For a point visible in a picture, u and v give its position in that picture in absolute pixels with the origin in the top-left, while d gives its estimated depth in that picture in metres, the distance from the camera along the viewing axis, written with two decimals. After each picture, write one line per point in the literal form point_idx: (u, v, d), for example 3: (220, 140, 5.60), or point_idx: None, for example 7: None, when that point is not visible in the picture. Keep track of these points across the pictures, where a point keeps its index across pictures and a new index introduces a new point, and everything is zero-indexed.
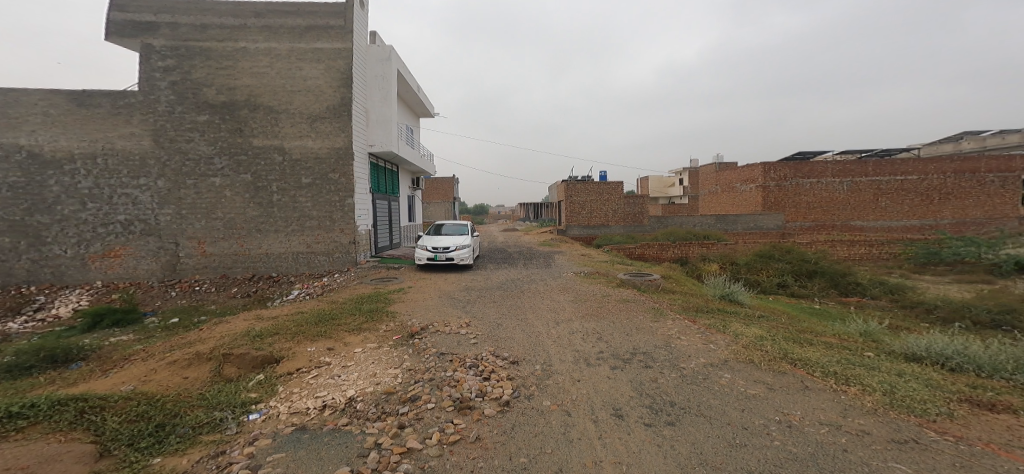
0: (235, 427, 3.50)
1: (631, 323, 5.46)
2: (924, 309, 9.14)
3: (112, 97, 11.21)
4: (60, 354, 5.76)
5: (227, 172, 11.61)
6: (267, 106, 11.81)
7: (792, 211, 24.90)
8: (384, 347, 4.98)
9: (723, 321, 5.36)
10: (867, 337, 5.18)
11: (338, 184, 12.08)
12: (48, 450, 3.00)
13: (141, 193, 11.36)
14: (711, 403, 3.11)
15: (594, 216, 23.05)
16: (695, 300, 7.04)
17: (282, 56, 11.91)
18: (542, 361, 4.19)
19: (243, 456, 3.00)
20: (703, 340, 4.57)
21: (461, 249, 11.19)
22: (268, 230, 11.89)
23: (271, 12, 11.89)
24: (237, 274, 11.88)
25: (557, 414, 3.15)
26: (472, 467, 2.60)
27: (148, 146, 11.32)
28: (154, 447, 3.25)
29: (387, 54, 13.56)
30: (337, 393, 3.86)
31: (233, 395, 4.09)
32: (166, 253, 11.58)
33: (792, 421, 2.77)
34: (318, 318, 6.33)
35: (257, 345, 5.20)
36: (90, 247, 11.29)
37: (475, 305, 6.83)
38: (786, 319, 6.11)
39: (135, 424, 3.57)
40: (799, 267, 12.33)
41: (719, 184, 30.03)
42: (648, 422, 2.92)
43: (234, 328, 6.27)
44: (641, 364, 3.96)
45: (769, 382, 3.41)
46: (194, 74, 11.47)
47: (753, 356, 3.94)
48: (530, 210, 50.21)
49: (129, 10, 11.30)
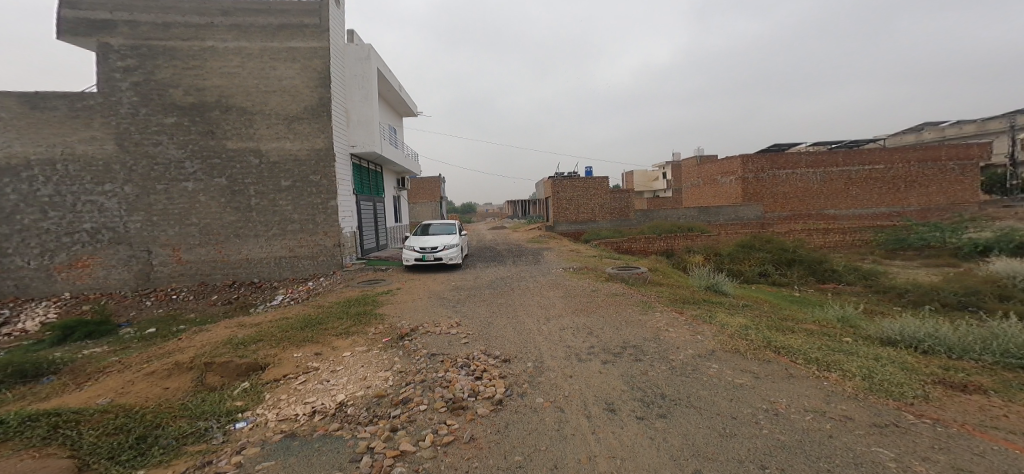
0: (222, 437, 3.43)
1: (621, 317, 5.52)
2: (896, 294, 9.55)
3: (69, 99, 10.57)
4: (29, 369, 5.47)
5: (199, 176, 11.15)
6: (239, 106, 11.34)
7: (771, 201, 25.50)
8: (373, 350, 4.91)
9: (709, 312, 5.49)
10: (844, 323, 5.38)
11: (320, 186, 11.78)
12: (22, 466, 2.89)
13: (107, 200, 10.82)
14: (701, 393, 3.18)
15: (581, 212, 23.16)
16: (682, 292, 7.16)
17: (253, 56, 11.42)
18: (533, 358, 4.20)
19: (230, 466, 2.95)
20: (691, 331, 4.66)
21: (449, 248, 11.08)
22: (247, 235, 11.53)
23: (240, 10, 11.34)
24: (216, 281, 11.51)
25: (550, 411, 3.17)
26: (467, 468, 2.60)
27: (112, 150, 10.75)
28: (135, 460, 3.17)
29: (366, 52, 13.17)
30: (326, 398, 3.79)
31: (217, 404, 3.98)
32: (138, 261, 11.11)
33: (779, 409, 2.85)
34: (304, 323, 6.18)
35: (241, 353, 5.05)
36: (54, 258, 10.72)
37: (466, 305, 6.78)
38: (768, 308, 6.31)
39: (115, 438, 3.48)
40: (778, 256, 12.71)
41: (701, 176, 30.54)
42: (640, 416, 2.97)
43: (216, 336, 6.09)
44: (632, 358, 4.02)
45: (755, 371, 3.50)
46: (159, 74, 10.91)
47: (740, 346, 4.05)
48: (517, 206, 50.32)
49: (81, 8, 10.59)
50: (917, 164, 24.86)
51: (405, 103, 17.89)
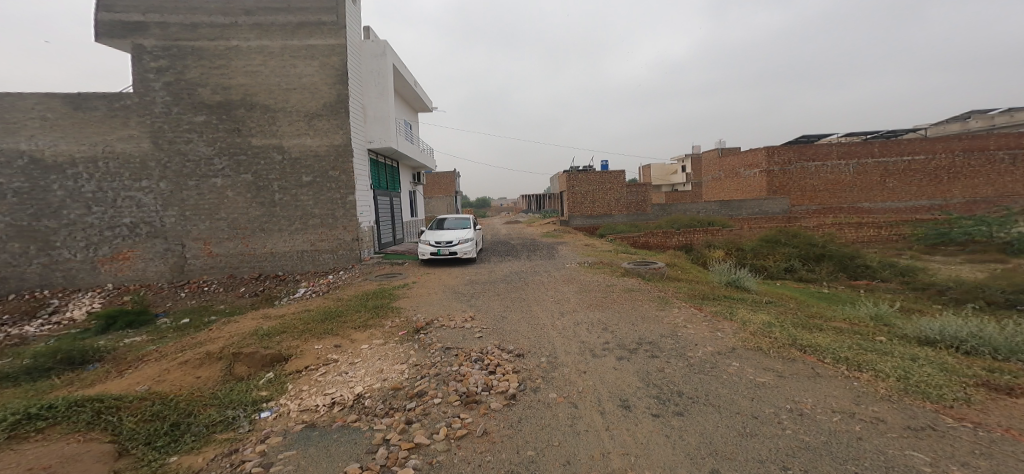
0: (247, 425, 3.59)
1: (636, 312, 5.42)
2: (936, 292, 8.93)
3: (108, 99, 11.29)
4: (76, 356, 5.85)
5: (227, 172, 11.71)
6: (263, 104, 11.85)
7: (798, 195, 24.50)
8: (390, 343, 4.99)
9: (730, 308, 5.31)
10: (878, 321, 5.09)
11: (339, 181, 12.14)
12: (68, 451, 3.15)
13: (144, 196, 11.50)
14: (720, 392, 3.06)
15: (597, 206, 22.87)
16: (700, 287, 6.97)
17: (275, 54, 11.91)
18: (547, 353, 4.17)
19: (255, 454, 3.08)
20: (710, 328, 4.51)
21: (464, 242, 11.16)
22: (272, 229, 12.00)
23: (261, 10, 11.84)
24: (244, 274, 12.02)
25: (563, 407, 3.14)
26: (481, 462, 2.62)
27: (147, 148, 11.43)
28: (169, 447, 3.40)
29: (382, 49, 13.47)
30: (345, 389, 3.88)
31: (243, 394, 4.15)
32: (173, 254, 11.74)
33: (804, 409, 2.71)
34: (324, 316, 6.37)
35: (266, 344, 5.24)
36: (98, 250, 11.48)
37: (479, 299, 6.82)
38: (794, 305, 6.04)
39: (151, 424, 3.72)
40: (806, 252, 12.19)
41: (722, 170, 29.62)
42: (656, 413, 2.89)
43: (243, 328, 6.36)
44: (648, 354, 3.93)
45: (779, 370, 3.35)
46: (188, 74, 11.51)
47: (762, 343, 3.89)
48: (532, 201, 50.19)
49: (116, 11, 11.25)
50: (962, 154, 23.23)
51: (420, 99, 18.22)
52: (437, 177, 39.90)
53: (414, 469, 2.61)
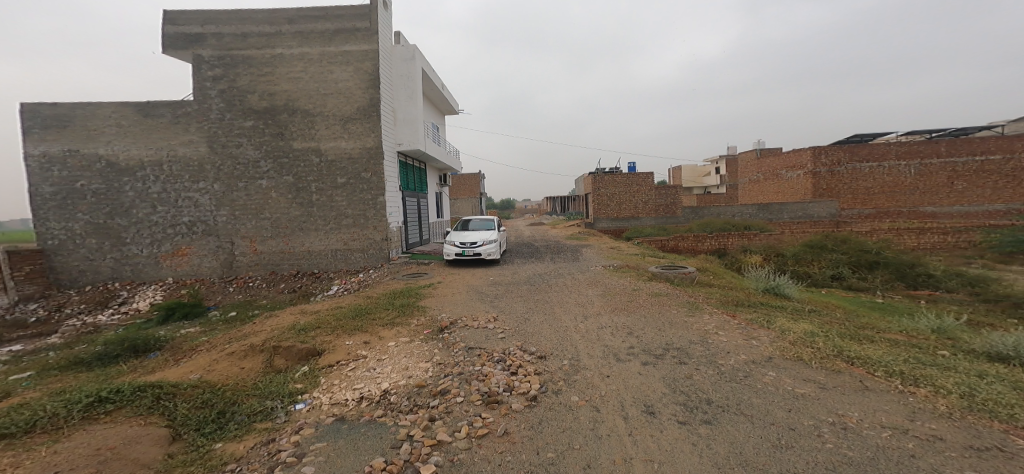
0: (284, 416, 3.79)
1: (663, 317, 5.18)
2: (1010, 305, 7.95)
3: (173, 107, 12.28)
4: (140, 344, 6.43)
5: (272, 174, 12.49)
6: (303, 109, 12.52)
7: (848, 198, 22.71)
8: (415, 341, 5.09)
9: (766, 317, 4.93)
10: (941, 334, 4.55)
11: (371, 183, 12.63)
12: (131, 433, 3.48)
13: (201, 196, 12.42)
14: (754, 401, 2.86)
15: (623, 209, 22.08)
16: (733, 293, 6.57)
17: (314, 60, 12.56)
18: (570, 356, 4.08)
19: (289, 444, 3.24)
20: (744, 335, 4.24)
21: (488, 243, 11.26)
22: (309, 228, 12.69)
23: (302, 18, 12.56)
24: (284, 271, 12.79)
25: (585, 410, 3.05)
26: (500, 461, 2.60)
27: (204, 152, 12.33)
28: (216, 433, 3.66)
29: (411, 53, 13.99)
30: (372, 385, 4.00)
31: (281, 385, 4.39)
32: (223, 251, 12.63)
33: (848, 423, 2.47)
34: (355, 313, 6.59)
35: (302, 338, 5.51)
36: (161, 247, 12.50)
37: (503, 300, 6.81)
38: (841, 314, 5.58)
39: (201, 411, 4.03)
40: (857, 258, 11.37)
41: (761, 171, 27.82)
42: (682, 420, 2.75)
43: (282, 322, 6.71)
44: (675, 360, 3.76)
45: (821, 381, 3.08)
46: (240, 82, 12.33)
47: (803, 353, 3.59)
48: (556, 203, 49.62)
49: (179, 24, 12.24)
50: None
51: (447, 101, 18.68)
52: (462, 178, 40.36)
53: (435, 465, 2.63)
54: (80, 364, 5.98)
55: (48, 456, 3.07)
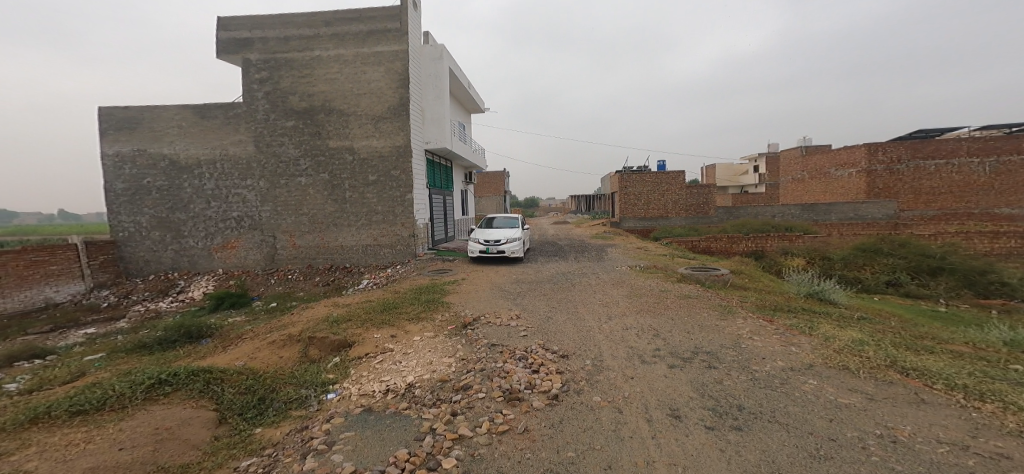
0: (317, 405, 3.97)
1: (692, 320, 4.95)
2: None
3: (225, 109, 13.11)
4: (194, 331, 6.97)
5: (310, 172, 13.09)
6: (338, 109, 12.96)
7: (908, 198, 20.72)
8: (439, 337, 5.17)
9: (809, 323, 4.59)
10: (1015, 346, 4.04)
11: (400, 180, 12.97)
12: (184, 416, 3.79)
13: (248, 193, 13.26)
14: (790, 410, 2.67)
15: (651, 209, 21.34)
16: (771, 297, 6.22)
17: (349, 61, 12.93)
18: (593, 356, 3.98)
19: (321, 432, 3.38)
20: (782, 341, 3.96)
21: (511, 242, 11.25)
22: (343, 224, 13.22)
23: (338, 20, 12.94)
24: (319, 264, 13.40)
25: (607, 411, 2.97)
26: (519, 458, 2.57)
27: (252, 151, 13.12)
28: (256, 419, 3.90)
29: (439, 53, 14.09)
30: (398, 378, 4.10)
31: (315, 375, 4.60)
32: (267, 245, 13.39)
33: (899, 437, 2.27)
34: (384, 306, 6.77)
35: (335, 329, 5.73)
36: (214, 240, 13.46)
37: (526, 298, 6.76)
38: (897, 323, 5.13)
39: (245, 397, 4.30)
40: (916, 264, 11.58)
41: (805, 169, 25.87)
42: (709, 425, 2.61)
43: (316, 314, 7.02)
44: (703, 364, 3.58)
45: (869, 392, 2.84)
46: (282, 83, 12.98)
47: (850, 363, 3.31)
48: (582, 202, 48.63)
49: (231, 29, 12.98)
50: None
51: (473, 100, 18.90)
52: (486, 177, 40.48)
53: (457, 459, 2.65)
54: (144, 348, 6.60)
55: (114, 434, 3.40)
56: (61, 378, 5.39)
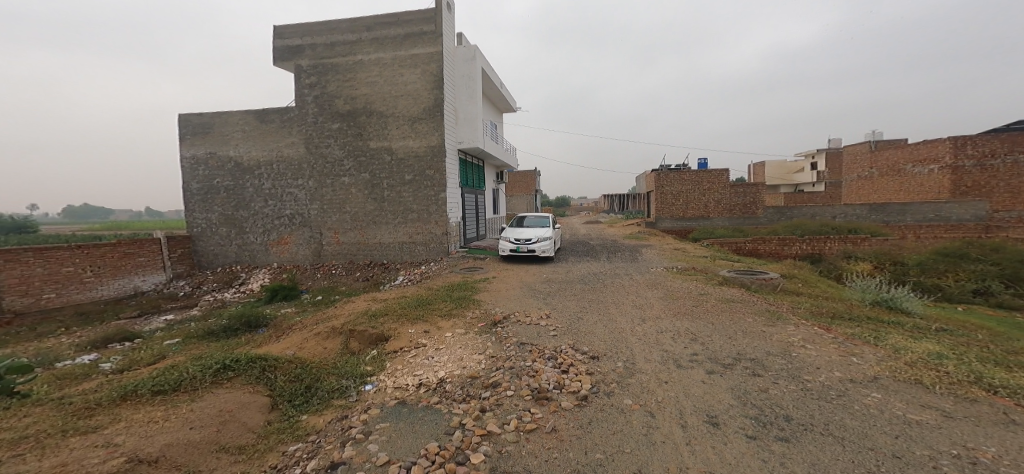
0: (355, 395, 4.16)
1: (735, 326, 4.72)
2: None
3: (280, 113, 14.15)
4: (253, 320, 7.60)
5: (353, 172, 13.82)
6: (378, 111, 13.58)
7: (1002, 198, 17.99)
8: (470, 334, 5.22)
9: (874, 333, 4.31)
10: None
11: (433, 179, 13.39)
12: (242, 399, 4.13)
13: (300, 192, 14.18)
14: (847, 423, 2.61)
15: (690, 209, 20.14)
16: (830, 304, 5.81)
17: (387, 64, 13.52)
18: (625, 359, 3.86)
19: (359, 422, 3.52)
20: (841, 351, 3.78)
21: (541, 241, 11.14)
22: (381, 222, 13.84)
23: (379, 25, 13.59)
24: (359, 260, 14.12)
25: (639, 414, 2.91)
26: (547, 457, 2.54)
27: (303, 152, 14.05)
28: (303, 406, 4.16)
29: (472, 53, 14.40)
30: (430, 372, 4.19)
31: (354, 366, 4.83)
32: (314, 241, 14.29)
33: (981, 458, 2.20)
34: (418, 302, 6.96)
35: (373, 323, 5.98)
36: (270, 236, 14.53)
37: (557, 298, 6.64)
38: (981, 336, 4.66)
39: (294, 384, 4.61)
40: (1011, 271, 10.37)
41: (875, 166, 22.93)
42: (751, 434, 2.56)
43: (357, 308, 7.38)
44: (747, 372, 3.44)
45: (947, 409, 2.72)
46: (329, 87, 13.79)
47: (925, 377, 3.15)
48: (616, 200, 47.04)
49: (286, 37, 13.99)
50: None
51: (506, 99, 19.06)
52: (518, 175, 40.07)
53: (484, 455, 2.65)
54: (211, 335, 7.30)
55: (186, 413, 3.77)
56: (145, 360, 6.09)
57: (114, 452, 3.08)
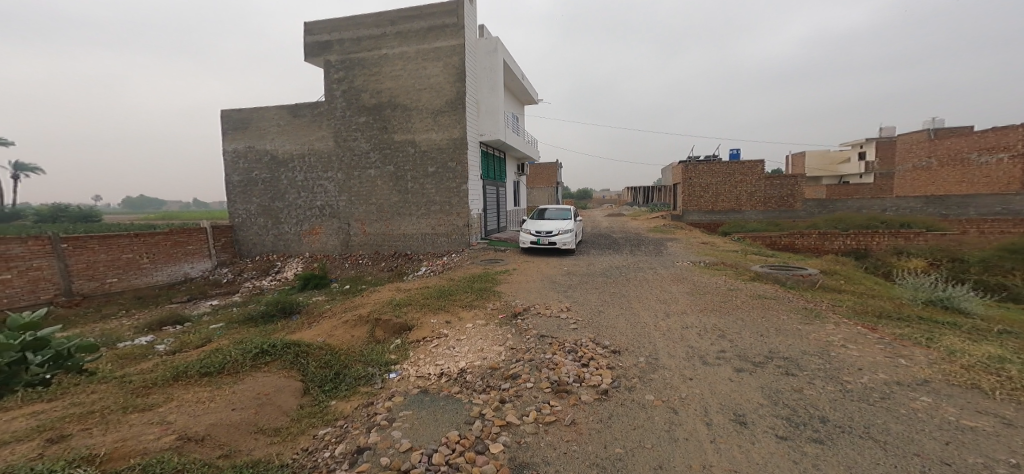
0: (380, 383, 4.27)
1: (766, 323, 4.48)
2: None
3: (310, 107, 14.70)
4: (287, 306, 8.00)
5: (378, 165, 14.22)
6: (402, 105, 13.88)
7: None
8: (491, 325, 5.24)
9: (925, 334, 4.01)
10: None
11: (455, 172, 13.59)
12: (277, 383, 4.34)
13: (329, 184, 14.75)
14: (891, 428, 2.45)
15: (720, 201, 19.09)
16: (875, 302, 5.45)
17: (411, 58, 13.76)
18: (647, 354, 3.75)
19: (383, 408, 3.60)
20: (886, 353, 3.55)
21: (563, 233, 11.03)
22: (405, 214, 14.18)
23: (402, 18, 13.83)
24: (385, 251, 14.55)
25: (661, 411, 2.81)
26: (565, 449, 2.51)
27: (332, 145, 14.58)
28: (333, 391, 4.33)
29: (494, 45, 14.46)
30: (451, 363, 4.23)
31: (379, 355, 4.97)
32: (343, 232, 14.84)
33: None
34: (440, 293, 7.07)
35: (397, 312, 6.13)
36: (303, 226, 15.23)
37: (578, 291, 6.55)
38: None
39: (324, 370, 4.80)
40: None
41: (933, 155, 21.18)
42: (782, 435, 2.44)
43: (383, 297, 7.60)
44: (779, 371, 3.27)
45: (1005, 416, 2.53)
46: (356, 81, 14.20)
47: (982, 381, 2.93)
48: (639, 193, 45.77)
49: (315, 33, 14.46)
50: None
51: (526, 91, 18.97)
52: (538, 167, 39.64)
53: (503, 445, 2.64)
54: (251, 321, 7.75)
55: (229, 394, 4.00)
56: (194, 343, 6.55)
57: (168, 429, 3.32)
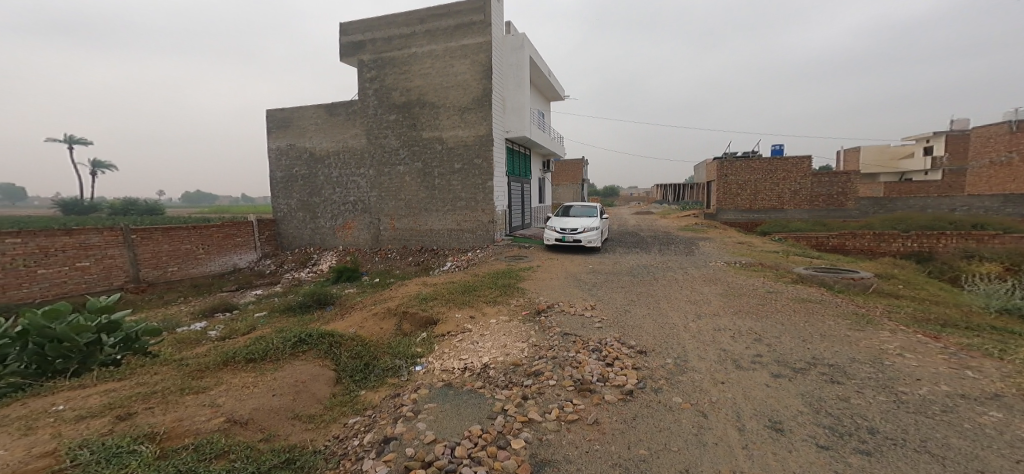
0: (407, 375, 4.35)
1: (808, 327, 4.15)
2: None
3: (345, 106, 15.36)
4: (323, 297, 8.39)
5: (407, 161, 14.64)
6: (431, 102, 14.21)
7: None
8: (514, 321, 5.21)
9: (999, 344, 3.56)
10: None
11: (482, 168, 13.74)
12: (312, 371, 4.53)
13: (361, 180, 15.38)
14: (953, 443, 2.21)
15: (758, 200, 18.03)
16: (938, 310, 4.92)
17: (439, 56, 14.05)
18: (676, 355, 3.57)
19: (409, 400, 3.65)
20: (950, 363, 3.19)
21: (589, 231, 10.83)
22: (432, 210, 14.50)
23: (431, 17, 14.14)
24: (413, 245, 14.94)
25: (689, 414, 2.66)
26: (587, 449, 2.43)
27: (364, 143, 15.18)
28: (363, 382, 4.46)
29: (520, 42, 14.52)
30: (475, 357, 4.24)
31: (406, 348, 5.07)
32: (374, 226, 15.40)
33: None
34: (464, 288, 7.14)
35: (423, 306, 6.25)
36: (337, 221, 15.97)
37: (603, 290, 6.39)
38: None
39: (356, 361, 4.97)
40: None
41: (1015, 150, 18.97)
42: (825, 445, 2.25)
43: (409, 291, 7.79)
44: (823, 379, 3.02)
45: None
46: (387, 80, 14.70)
47: None
48: (670, 191, 44.12)
49: (350, 33, 15.11)
50: None
51: (554, 88, 18.89)
52: (564, 164, 39.13)
53: (524, 440, 2.60)
54: (290, 310, 8.19)
55: (269, 380, 4.22)
56: (241, 330, 7.01)
57: (216, 411, 3.54)
